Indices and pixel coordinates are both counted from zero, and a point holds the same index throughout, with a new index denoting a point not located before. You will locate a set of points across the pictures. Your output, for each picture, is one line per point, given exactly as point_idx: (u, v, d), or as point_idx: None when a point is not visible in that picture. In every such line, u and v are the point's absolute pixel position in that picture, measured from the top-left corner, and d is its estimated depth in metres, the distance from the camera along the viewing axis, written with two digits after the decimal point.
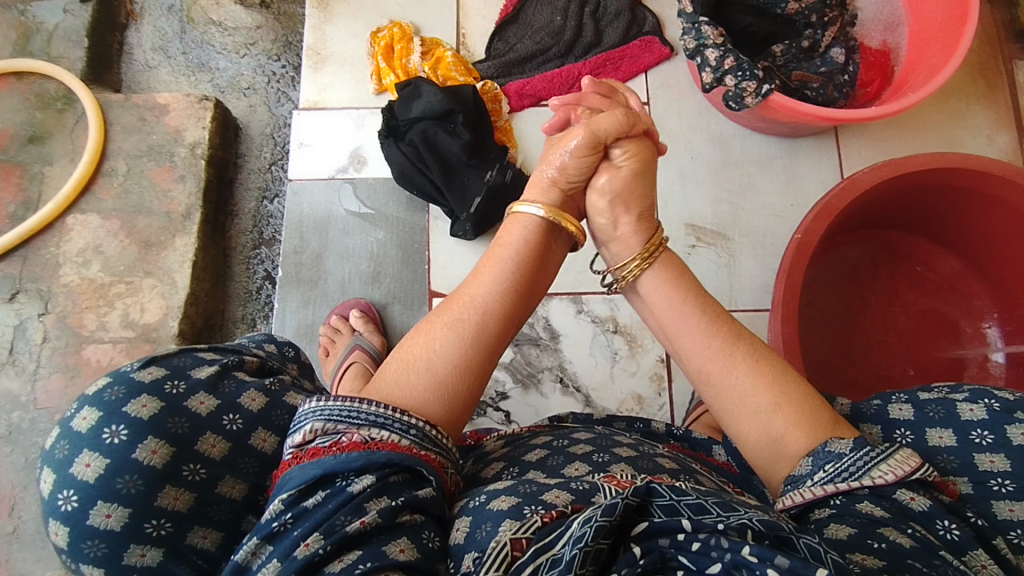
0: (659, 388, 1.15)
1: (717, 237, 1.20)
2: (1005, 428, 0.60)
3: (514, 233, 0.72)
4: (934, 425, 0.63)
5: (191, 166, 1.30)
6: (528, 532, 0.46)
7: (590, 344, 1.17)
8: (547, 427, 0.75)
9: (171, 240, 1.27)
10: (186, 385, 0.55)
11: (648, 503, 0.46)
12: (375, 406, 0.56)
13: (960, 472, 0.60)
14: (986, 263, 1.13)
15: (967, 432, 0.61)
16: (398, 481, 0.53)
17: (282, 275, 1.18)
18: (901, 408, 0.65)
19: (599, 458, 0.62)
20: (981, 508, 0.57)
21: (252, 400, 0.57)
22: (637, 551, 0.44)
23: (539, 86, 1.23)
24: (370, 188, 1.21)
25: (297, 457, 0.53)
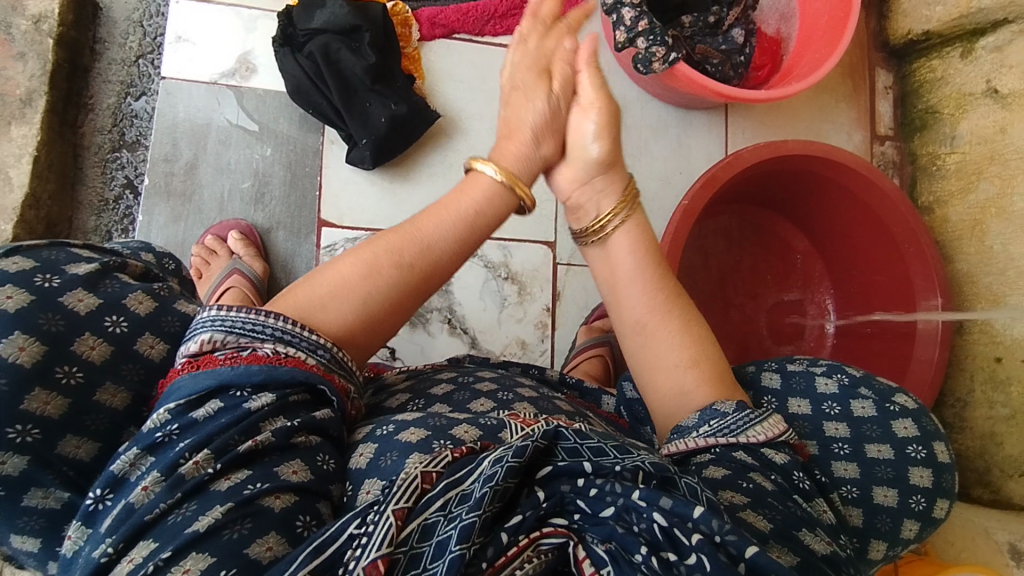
0: (542, 336, 1.20)
1: None
2: (848, 401, 0.71)
3: (469, 191, 0.65)
4: (793, 395, 0.72)
5: (34, 43, 1.10)
6: (437, 467, 0.46)
7: (480, 288, 1.18)
8: (447, 366, 0.76)
9: (5, 128, 1.07)
10: (61, 280, 0.48)
11: (554, 446, 0.49)
12: (282, 320, 0.52)
13: (811, 436, 0.69)
14: (830, 247, 1.29)
15: (820, 403, 0.71)
16: (298, 401, 0.50)
17: (149, 184, 1.05)
18: (771, 377, 0.74)
19: (503, 396, 0.64)
20: (823, 466, 0.67)
21: (139, 304, 0.52)
22: (541, 494, 0.47)
23: (453, 17, 1.17)
24: (258, 100, 1.10)
25: (189, 366, 0.50)
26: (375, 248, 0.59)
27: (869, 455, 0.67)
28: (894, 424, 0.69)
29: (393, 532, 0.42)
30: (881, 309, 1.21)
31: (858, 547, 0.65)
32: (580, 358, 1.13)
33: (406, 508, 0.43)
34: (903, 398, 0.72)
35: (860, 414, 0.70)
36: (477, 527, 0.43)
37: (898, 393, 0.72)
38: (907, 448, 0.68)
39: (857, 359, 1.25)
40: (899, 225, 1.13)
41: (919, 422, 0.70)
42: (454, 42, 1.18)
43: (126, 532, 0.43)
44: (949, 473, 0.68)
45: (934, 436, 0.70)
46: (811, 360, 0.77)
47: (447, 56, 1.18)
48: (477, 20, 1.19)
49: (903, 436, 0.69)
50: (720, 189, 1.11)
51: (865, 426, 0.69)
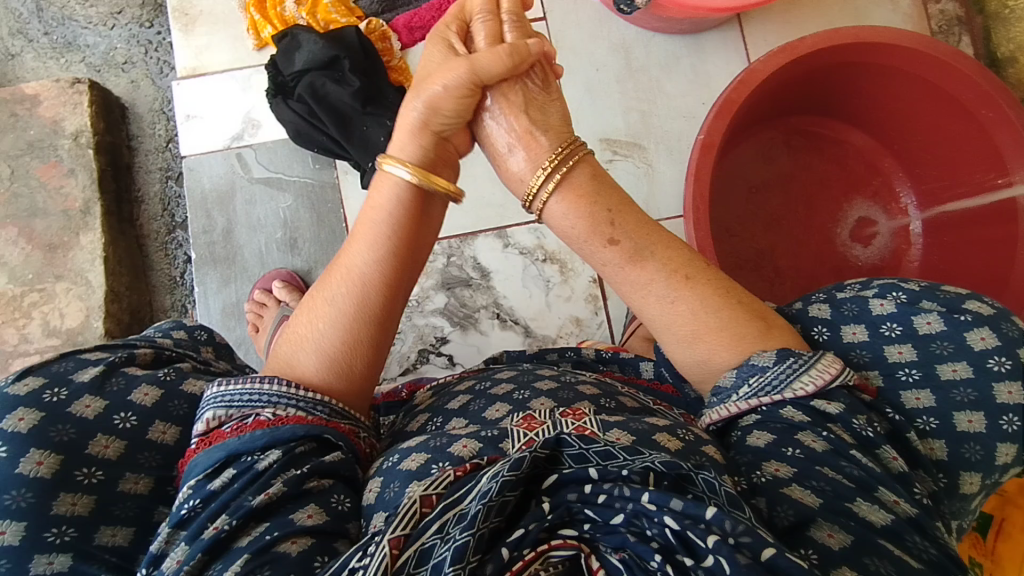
0: (595, 309, 1.17)
1: (632, 147, 1.19)
2: (910, 319, 0.62)
3: (383, 184, 0.72)
4: (848, 321, 0.65)
5: (79, 157, 1.23)
6: (438, 489, 0.49)
7: (521, 276, 1.17)
8: (474, 371, 0.81)
9: (76, 240, 1.21)
10: (68, 391, 0.59)
11: (559, 453, 0.51)
12: (276, 386, 0.61)
13: (874, 365, 0.62)
14: (895, 136, 1.14)
15: (878, 326, 0.63)
16: (305, 450, 0.57)
17: (197, 256, 1.14)
18: (819, 308, 0.67)
19: (520, 396, 0.67)
20: (892, 400, 0.60)
21: (145, 395, 0.62)
22: (545, 507, 0.49)
23: (428, 16, 1.17)
24: (270, 152, 1.16)
25: (203, 444, 0.57)
26: (318, 304, 0.69)
27: (944, 378, 0.59)
28: (969, 335, 0.60)
29: (387, 560, 0.45)
30: (969, 193, 1.06)
31: (944, 483, 0.57)
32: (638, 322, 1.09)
33: (402, 535, 0.47)
34: (976, 305, 0.62)
35: (927, 332, 0.61)
36: (471, 546, 0.45)
37: (969, 300, 0.63)
38: (987, 362, 0.58)
39: (956, 253, 1.10)
40: (967, 91, 0.98)
41: (998, 328, 0.60)
42: None
43: None
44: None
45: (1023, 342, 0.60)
46: (863, 282, 0.69)
47: None
48: None
49: (980, 348, 0.59)
50: (742, 108, 1.01)
51: (934, 343, 0.61)
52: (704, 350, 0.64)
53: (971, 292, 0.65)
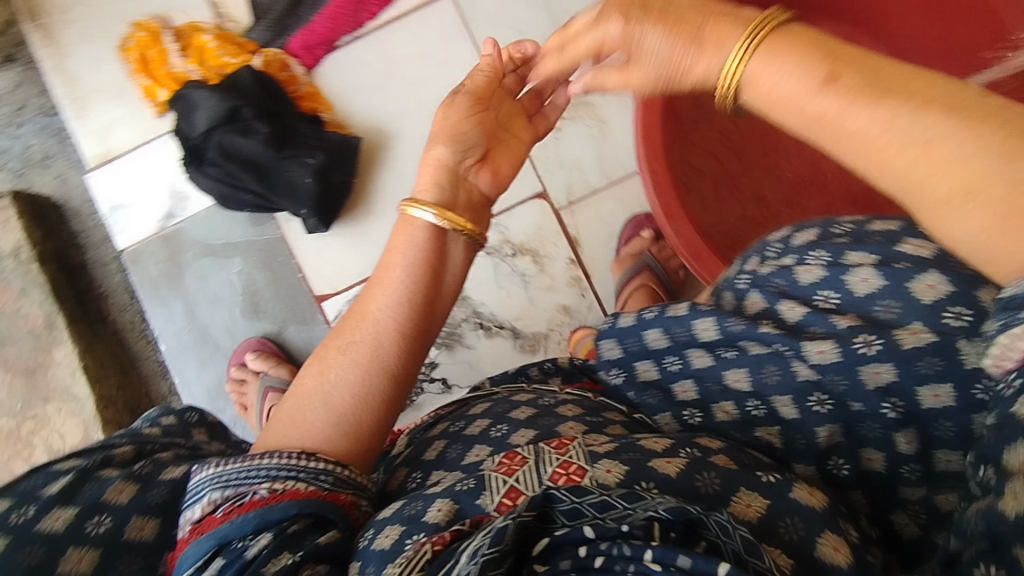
0: (579, 291, 1.09)
1: (578, 108, 1.09)
2: (842, 280, 0.56)
3: (403, 236, 0.70)
4: (780, 298, 0.60)
5: (25, 273, 1.19)
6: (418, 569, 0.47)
7: (494, 277, 1.10)
8: (453, 408, 0.77)
9: (51, 357, 1.19)
10: (37, 508, 0.59)
11: (551, 510, 0.46)
12: (276, 458, 0.57)
13: (826, 337, 0.54)
14: (893, 24, 0.99)
15: (812, 298, 0.58)
16: (298, 530, 0.53)
17: (166, 347, 1.10)
18: (811, 268, 0.59)
19: (497, 433, 0.63)
20: (946, 344, 0.48)
21: (120, 493, 0.61)
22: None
23: (324, 29, 1.05)
24: (207, 222, 1.09)
25: (196, 531, 0.55)
26: (328, 367, 0.64)
27: (905, 346, 0.50)
28: (912, 285, 0.52)
29: None
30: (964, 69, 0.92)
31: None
32: (625, 297, 1.02)
33: None
34: (912, 245, 0.55)
35: (865, 292, 0.55)
36: None
37: (902, 242, 0.56)
38: (942, 314, 0.50)
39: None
40: None
41: (948, 269, 0.51)
42: (342, 52, 1.06)
43: None
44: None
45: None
46: (784, 242, 0.65)
47: (346, 71, 1.07)
48: (348, 17, 1.06)
49: (931, 301, 0.51)
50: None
51: (876, 304, 0.54)
52: (974, 215, 0.37)
53: (907, 225, 0.58)
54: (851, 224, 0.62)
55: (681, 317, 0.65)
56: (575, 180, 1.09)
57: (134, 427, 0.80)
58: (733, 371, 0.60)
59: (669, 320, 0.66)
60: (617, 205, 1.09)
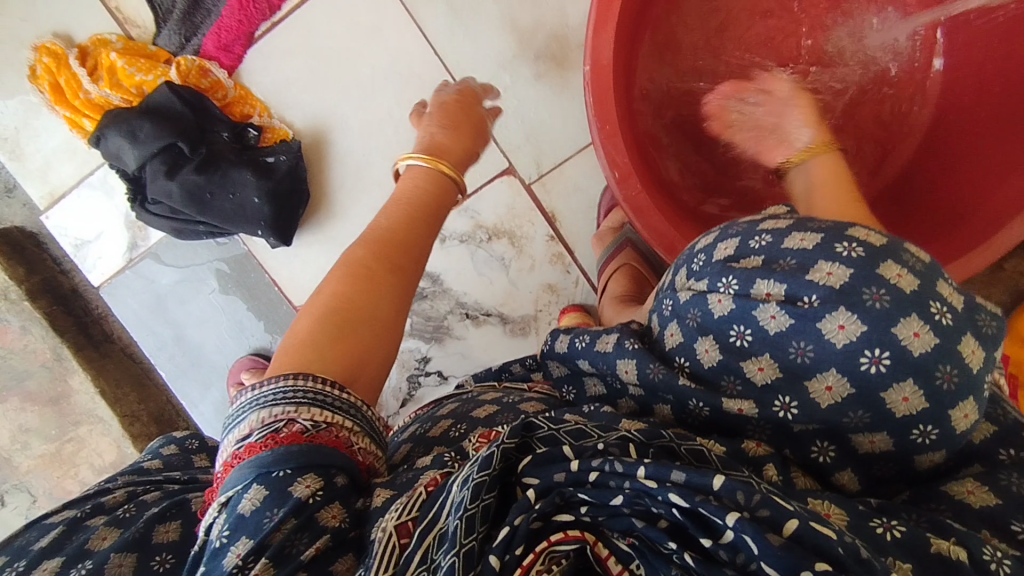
0: (564, 266, 1.03)
1: (537, 66, 0.96)
2: (751, 316, 0.44)
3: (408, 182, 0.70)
4: (697, 335, 0.47)
5: (20, 312, 1.21)
6: (413, 513, 0.45)
7: (472, 265, 1.04)
8: (427, 408, 0.74)
9: (69, 385, 1.23)
10: (26, 563, 0.57)
11: (530, 440, 0.45)
12: (314, 386, 0.50)
13: (745, 394, 0.45)
14: None
15: (725, 334, 0.46)
16: (344, 481, 0.48)
17: (166, 372, 1.11)
18: (719, 301, 0.46)
19: (455, 432, 0.59)
20: (871, 403, 0.42)
21: (104, 539, 0.57)
22: (530, 496, 0.41)
23: (234, 23, 0.96)
24: (171, 246, 1.07)
25: (237, 457, 0.48)
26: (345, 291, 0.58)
27: (823, 406, 0.43)
28: (823, 326, 0.42)
29: None
30: None
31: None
32: (607, 276, 0.95)
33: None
34: (825, 271, 0.43)
35: (775, 332, 0.44)
36: (459, 564, 0.40)
37: (811, 267, 0.44)
38: (858, 362, 0.41)
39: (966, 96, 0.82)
40: None
41: (857, 304, 0.41)
42: (261, 43, 0.98)
43: None
44: (947, 363, 0.41)
45: (919, 297, 0.41)
46: (708, 253, 0.50)
47: (270, 64, 0.99)
48: (257, 3, 0.96)
49: (844, 345, 0.41)
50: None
51: (790, 347, 0.43)
52: None
53: (828, 234, 0.45)
54: (771, 232, 0.47)
55: (608, 351, 0.54)
56: (543, 150, 0.99)
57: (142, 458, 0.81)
58: (660, 405, 0.49)
59: (596, 355, 0.55)
60: (593, 170, 1.00)
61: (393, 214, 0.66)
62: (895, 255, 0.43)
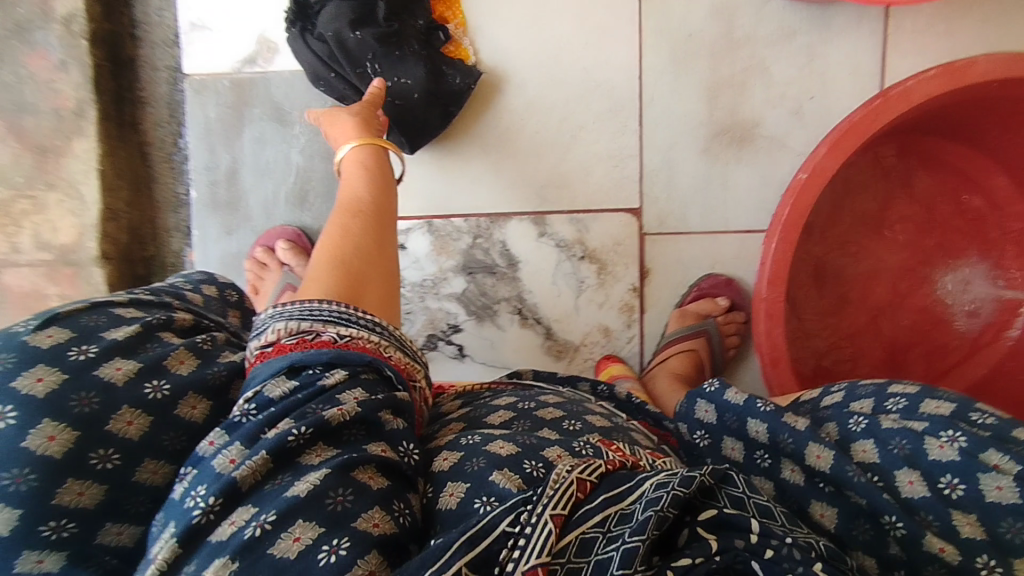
0: (628, 320, 1.04)
1: (715, 142, 0.99)
2: (976, 477, 0.49)
3: (351, 178, 0.78)
4: (904, 465, 0.52)
5: (71, 47, 1.05)
6: (592, 476, 0.46)
7: (552, 271, 1.03)
8: (509, 386, 0.75)
9: (68, 146, 1.08)
10: (96, 351, 0.50)
11: (718, 489, 0.46)
12: (334, 305, 0.56)
13: (945, 536, 0.48)
14: None
15: (935, 479, 0.51)
16: (369, 378, 0.53)
17: (198, 197, 1.02)
18: (943, 447, 0.51)
19: (572, 425, 0.60)
20: None
21: (181, 363, 0.53)
22: (712, 545, 0.41)
23: None
24: (287, 85, 0.98)
25: (263, 356, 0.54)
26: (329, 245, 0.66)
27: None
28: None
29: (551, 540, 0.42)
30: None
31: None
32: (668, 353, 1.00)
33: (562, 515, 0.43)
34: None
35: (991, 499, 0.49)
36: (640, 554, 0.40)
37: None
38: None
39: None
40: None
41: None
42: None
43: (221, 487, 0.45)
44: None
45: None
46: (917, 402, 0.57)
47: None
48: None
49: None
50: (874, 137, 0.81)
51: (1003, 521, 0.48)
52: None
53: None
54: (996, 415, 0.54)
55: (799, 431, 0.55)
56: (674, 212, 1.01)
57: (173, 282, 0.70)
58: (820, 503, 0.53)
59: (780, 425, 0.56)
60: (704, 254, 1.02)
61: (357, 189, 0.76)
62: None
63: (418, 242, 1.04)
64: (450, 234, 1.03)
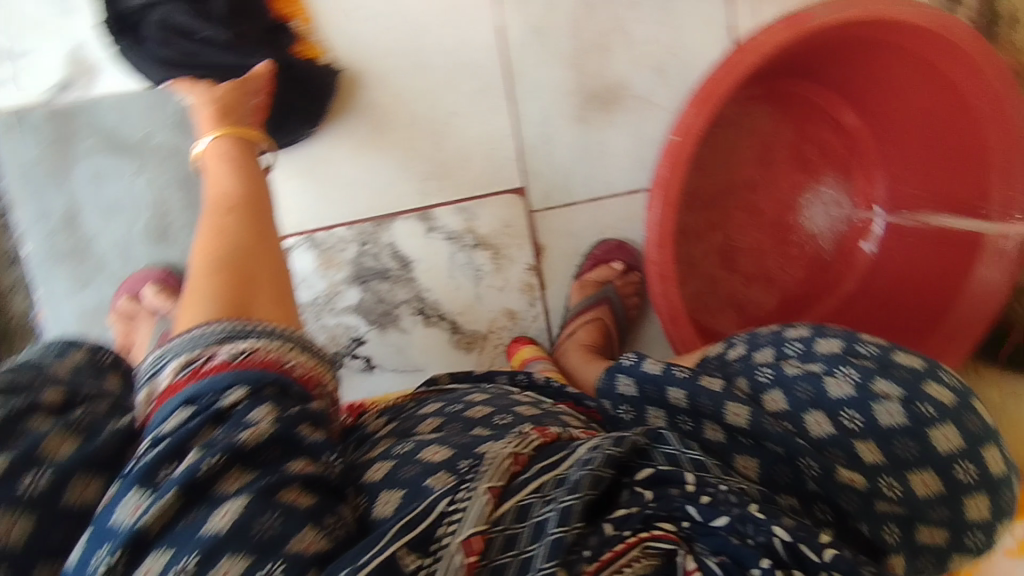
0: (531, 299, 1.04)
1: (588, 108, 0.99)
2: (871, 407, 0.52)
3: (214, 169, 0.75)
4: (810, 408, 0.54)
5: None
6: (528, 449, 0.46)
7: (447, 265, 1.01)
8: (432, 393, 0.70)
9: None
10: None
11: (650, 449, 0.46)
12: (221, 324, 0.51)
13: (853, 467, 0.51)
14: (897, 133, 0.99)
15: (837, 414, 0.53)
16: (276, 391, 0.48)
17: (31, 251, 0.90)
18: (840, 384, 0.54)
19: (501, 420, 0.56)
20: (953, 503, 0.50)
21: (59, 445, 0.45)
22: (647, 493, 0.44)
23: None
24: (116, 110, 0.88)
25: (156, 401, 0.48)
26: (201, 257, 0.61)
27: (919, 497, 0.50)
28: (932, 431, 0.51)
29: (488, 509, 0.41)
30: (927, 209, 0.98)
31: None
32: (578, 324, 1.01)
33: (499, 486, 0.42)
34: (936, 389, 0.53)
35: (887, 426, 0.51)
36: (576, 510, 0.42)
37: (925, 382, 0.53)
38: (955, 467, 0.50)
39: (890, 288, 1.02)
40: (966, 85, 0.84)
41: (962, 423, 0.52)
42: None
43: (124, 541, 0.39)
44: (1005, 487, 0.52)
45: (995, 433, 0.53)
46: (809, 344, 0.59)
47: None
48: None
49: (945, 451, 0.50)
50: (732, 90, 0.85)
51: (898, 442, 0.51)
52: None
53: (929, 362, 0.56)
54: (878, 344, 0.57)
55: (715, 391, 0.55)
56: (558, 185, 1.01)
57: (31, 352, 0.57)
58: (742, 456, 0.54)
59: (698, 388, 0.56)
60: (594, 222, 1.04)
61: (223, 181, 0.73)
62: (973, 396, 0.54)
63: (302, 260, 0.97)
64: (335, 245, 0.97)
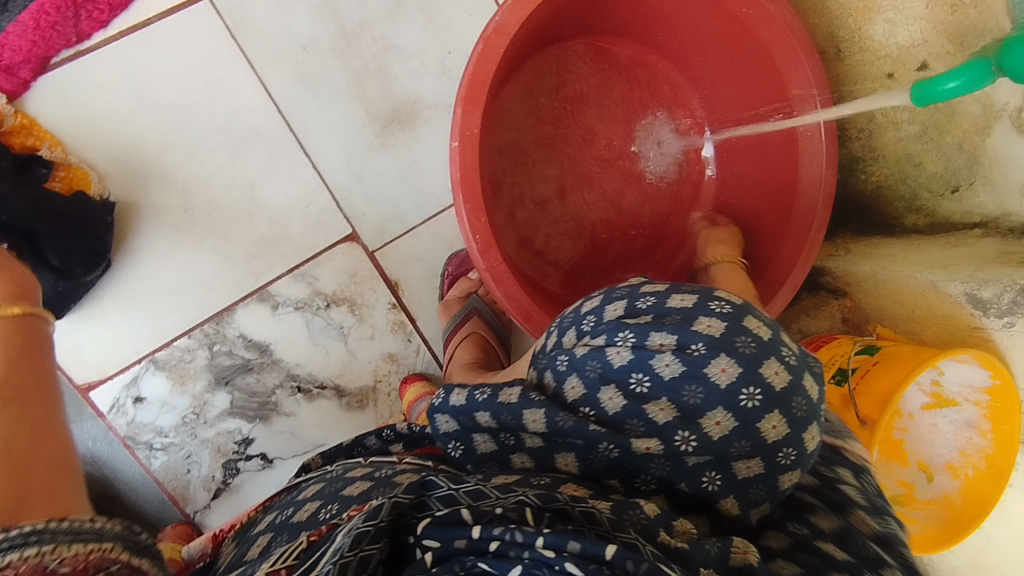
0: (405, 336, 1.01)
1: (387, 133, 0.96)
2: (649, 364, 0.55)
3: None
4: (600, 386, 0.55)
5: None
6: (289, 561, 0.46)
7: (306, 334, 0.97)
8: (281, 494, 0.66)
9: None
10: None
11: (427, 499, 0.47)
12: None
13: (649, 433, 0.53)
14: (693, 55, 0.97)
15: (626, 382, 0.55)
16: None
17: None
18: (619, 352, 0.56)
19: (323, 513, 0.53)
20: (748, 431, 0.53)
21: None
22: (428, 559, 0.45)
23: (24, 43, 0.83)
24: None
25: None
26: None
27: (714, 438, 0.53)
28: (707, 369, 0.54)
29: None
30: (747, 118, 0.96)
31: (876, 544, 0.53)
32: (454, 347, 0.95)
33: None
34: (704, 324, 0.56)
35: (669, 377, 0.54)
36: None
37: (695, 320, 0.57)
38: (737, 397, 0.53)
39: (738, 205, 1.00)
40: None
41: (732, 350, 0.54)
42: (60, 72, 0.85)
43: None
44: (797, 394, 0.54)
45: (772, 344, 0.56)
46: (599, 315, 0.61)
47: (68, 95, 0.86)
48: (59, 29, 0.84)
49: (726, 385, 0.53)
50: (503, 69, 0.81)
51: (684, 390, 0.53)
52: None
53: (700, 296, 0.59)
54: (654, 295, 0.61)
55: (512, 403, 0.57)
56: (387, 218, 0.98)
57: None
58: (561, 454, 0.55)
59: (499, 406, 0.57)
60: (438, 241, 1.01)
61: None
62: (750, 313, 0.58)
63: (153, 385, 0.92)
64: (181, 358, 0.93)
